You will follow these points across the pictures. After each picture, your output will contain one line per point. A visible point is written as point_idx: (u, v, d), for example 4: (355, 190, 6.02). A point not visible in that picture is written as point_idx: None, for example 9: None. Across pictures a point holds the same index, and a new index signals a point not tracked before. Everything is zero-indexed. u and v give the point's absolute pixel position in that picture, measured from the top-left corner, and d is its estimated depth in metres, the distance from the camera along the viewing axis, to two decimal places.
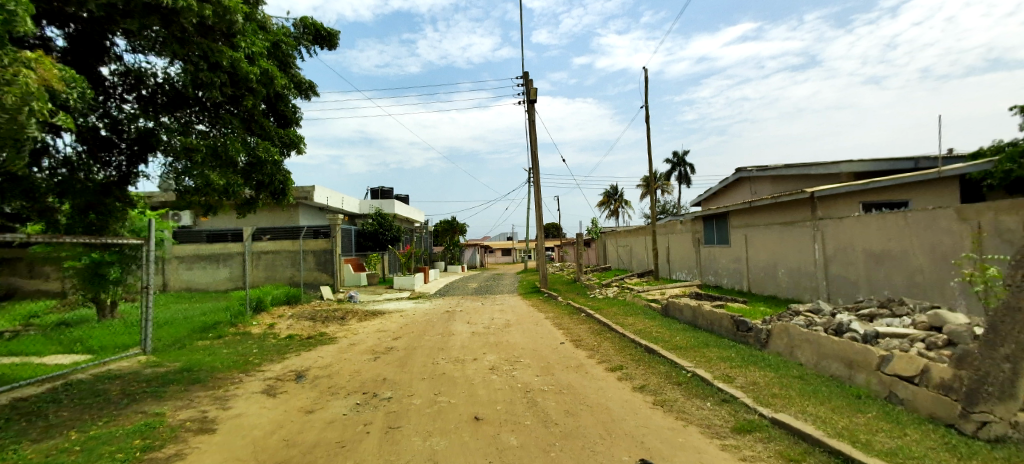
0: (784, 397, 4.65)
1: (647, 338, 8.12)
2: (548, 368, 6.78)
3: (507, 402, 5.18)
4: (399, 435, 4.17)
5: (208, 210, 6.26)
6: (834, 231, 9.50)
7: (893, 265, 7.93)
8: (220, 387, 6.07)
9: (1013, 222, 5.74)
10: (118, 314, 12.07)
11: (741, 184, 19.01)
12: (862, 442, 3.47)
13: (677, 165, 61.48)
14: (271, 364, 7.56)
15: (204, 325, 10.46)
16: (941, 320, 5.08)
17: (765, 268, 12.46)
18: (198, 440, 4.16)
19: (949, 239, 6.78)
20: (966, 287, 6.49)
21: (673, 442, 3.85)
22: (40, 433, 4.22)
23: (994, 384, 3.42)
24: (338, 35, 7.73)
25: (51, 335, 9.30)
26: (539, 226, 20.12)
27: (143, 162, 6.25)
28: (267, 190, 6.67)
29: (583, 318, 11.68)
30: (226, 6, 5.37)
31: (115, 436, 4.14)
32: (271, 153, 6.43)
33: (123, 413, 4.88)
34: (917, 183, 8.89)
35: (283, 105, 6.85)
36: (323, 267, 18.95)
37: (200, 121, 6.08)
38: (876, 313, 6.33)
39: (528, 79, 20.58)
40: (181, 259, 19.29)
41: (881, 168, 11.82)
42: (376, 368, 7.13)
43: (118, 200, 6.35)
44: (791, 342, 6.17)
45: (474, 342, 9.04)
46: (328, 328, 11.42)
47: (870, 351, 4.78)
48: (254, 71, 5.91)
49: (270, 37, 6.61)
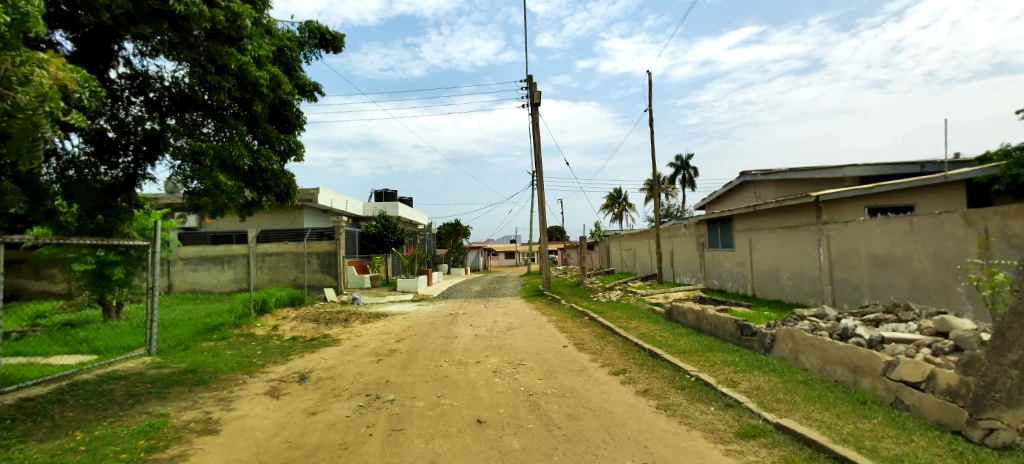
0: (788, 402, 4.63)
1: (650, 342, 8.09)
2: (550, 371, 6.77)
3: (509, 405, 5.17)
4: (402, 438, 4.17)
5: (211, 213, 6.27)
6: (838, 236, 9.46)
7: (898, 270, 7.87)
8: (224, 388, 6.10)
9: (1020, 227, 5.70)
10: (123, 314, 12.14)
11: (744, 188, 18.96)
12: (867, 448, 3.45)
13: (680, 169, 61.38)
14: (275, 366, 7.57)
15: (208, 327, 10.51)
16: (947, 326, 5.04)
17: (769, 273, 12.40)
18: (201, 441, 4.17)
19: (955, 244, 6.74)
20: (973, 292, 6.44)
21: (677, 447, 3.83)
22: (45, 434, 4.24)
23: (1002, 391, 3.40)
24: (342, 38, 7.76)
25: (57, 336, 9.36)
26: (542, 229, 20.11)
27: (150, 164, 6.28)
28: (271, 194, 6.71)
29: (586, 322, 11.66)
30: (237, 12, 5.43)
31: (119, 437, 4.15)
32: (273, 162, 6.47)
33: (127, 413, 4.90)
34: (923, 187, 8.85)
35: (286, 110, 6.89)
36: (327, 269, 19.00)
37: (205, 122, 6.13)
38: (881, 318, 6.29)
39: (531, 82, 20.63)
40: (186, 261, 19.40)
41: (886, 172, 11.76)
42: (379, 370, 7.14)
43: (126, 202, 6.40)
44: (796, 347, 6.13)
45: (476, 345, 9.04)
46: (331, 330, 11.44)
47: (875, 357, 4.74)
48: (263, 76, 6.02)
49: (275, 41, 6.63)
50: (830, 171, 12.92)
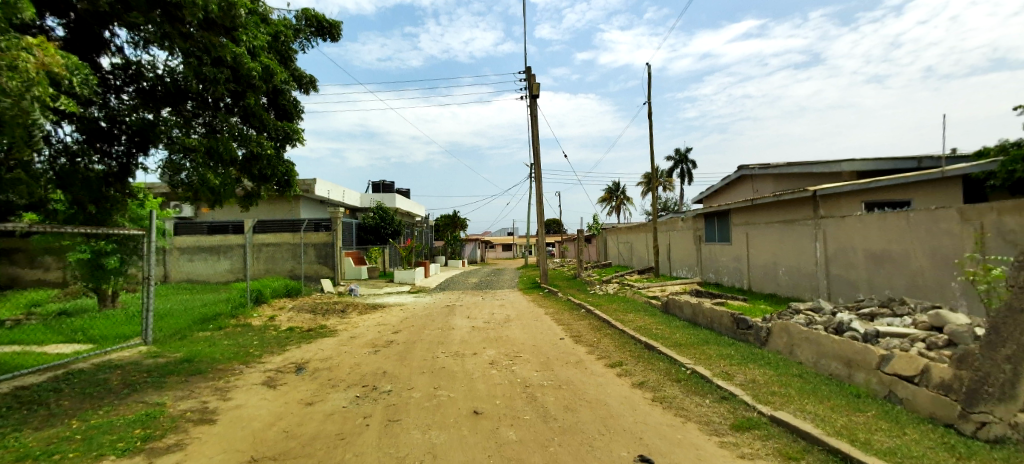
0: (783, 395, 4.66)
1: (646, 335, 8.12)
2: (547, 363, 6.79)
3: (506, 396, 5.19)
4: (399, 429, 4.18)
5: (205, 204, 6.20)
6: (835, 231, 9.48)
7: (894, 266, 7.92)
8: (221, 378, 6.09)
9: (1016, 223, 5.72)
10: (119, 303, 12.09)
11: (742, 182, 18.96)
12: (860, 441, 3.48)
13: (679, 162, 61.22)
14: (271, 356, 7.56)
15: (204, 317, 10.48)
16: (942, 320, 5.07)
17: (766, 267, 12.45)
18: (198, 431, 4.17)
19: (951, 241, 6.77)
20: (968, 287, 6.48)
21: (671, 439, 3.86)
22: (41, 422, 4.24)
23: (994, 385, 3.42)
24: (339, 27, 7.68)
25: (52, 325, 9.30)
26: (540, 222, 20.11)
27: (143, 154, 6.26)
28: (270, 182, 6.69)
29: (583, 314, 11.70)
30: (231, 1, 5.34)
31: (115, 425, 4.15)
32: (266, 147, 6.33)
33: (122, 403, 4.89)
34: (920, 183, 8.87)
35: (283, 99, 6.79)
36: (324, 260, 18.93)
37: (199, 114, 6.08)
38: (877, 312, 6.33)
39: (530, 74, 20.52)
40: (182, 251, 19.33)
41: (883, 167, 11.78)
42: (376, 361, 7.14)
43: (119, 192, 6.35)
44: (791, 341, 6.17)
45: (473, 337, 9.04)
46: (327, 321, 11.42)
47: (869, 351, 4.77)
48: (255, 67, 5.86)
49: (270, 29, 6.56)
50: (829, 165, 12.91)
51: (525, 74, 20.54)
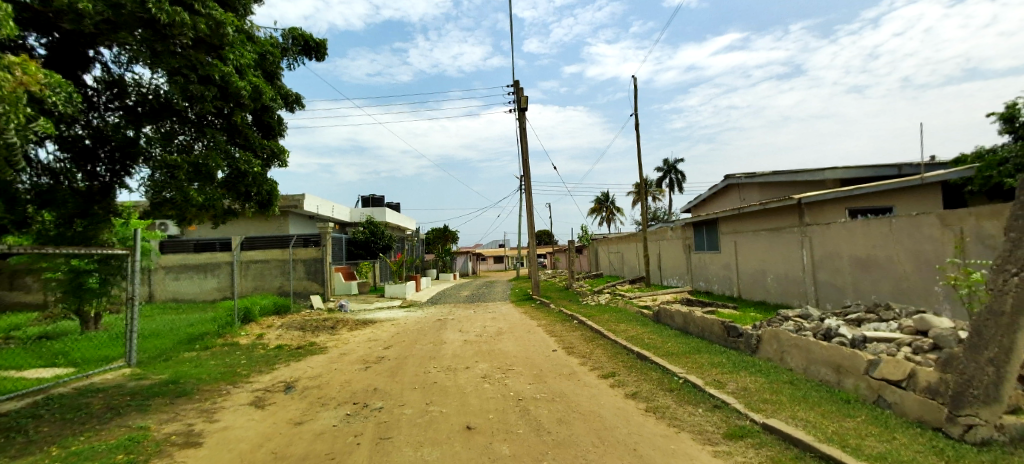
0: (775, 402, 4.67)
1: (639, 345, 8.12)
2: (539, 376, 6.75)
3: (498, 410, 5.15)
4: (390, 446, 4.13)
5: (186, 221, 6.05)
6: (821, 238, 9.59)
7: (880, 272, 8.00)
8: (207, 399, 5.98)
9: (993, 229, 5.89)
10: (101, 326, 11.84)
11: (730, 191, 19.25)
12: (851, 446, 3.49)
13: (668, 172, 61.86)
14: (260, 376, 7.43)
15: (190, 337, 10.28)
16: (926, 324, 5.14)
17: (755, 275, 12.57)
18: (183, 455, 4.08)
19: (933, 246, 6.90)
20: (951, 292, 6.59)
21: (664, 450, 3.84)
22: (18, 450, 4.11)
23: (978, 388, 3.47)
24: (326, 45, 7.72)
25: (31, 349, 9.04)
26: (531, 233, 20.19)
27: (127, 172, 6.17)
28: (252, 201, 6.56)
29: (575, 325, 11.72)
30: (218, 19, 5.43)
31: (98, 451, 4.04)
32: (254, 166, 6.35)
33: (105, 427, 4.78)
34: (901, 188, 9.06)
35: (268, 116, 6.79)
36: (313, 275, 18.72)
37: (182, 131, 5.92)
38: (863, 317, 6.40)
39: (518, 87, 20.69)
40: (167, 270, 19.04)
41: (865, 175, 12.05)
42: (367, 377, 7.09)
43: (104, 210, 6.26)
44: (781, 348, 6.21)
45: (464, 351, 8.99)
46: (317, 337, 11.29)
47: (857, 356, 4.83)
48: (244, 86, 5.84)
49: (258, 47, 6.56)
50: (813, 173, 13.17)
51: (513, 88, 20.76)
